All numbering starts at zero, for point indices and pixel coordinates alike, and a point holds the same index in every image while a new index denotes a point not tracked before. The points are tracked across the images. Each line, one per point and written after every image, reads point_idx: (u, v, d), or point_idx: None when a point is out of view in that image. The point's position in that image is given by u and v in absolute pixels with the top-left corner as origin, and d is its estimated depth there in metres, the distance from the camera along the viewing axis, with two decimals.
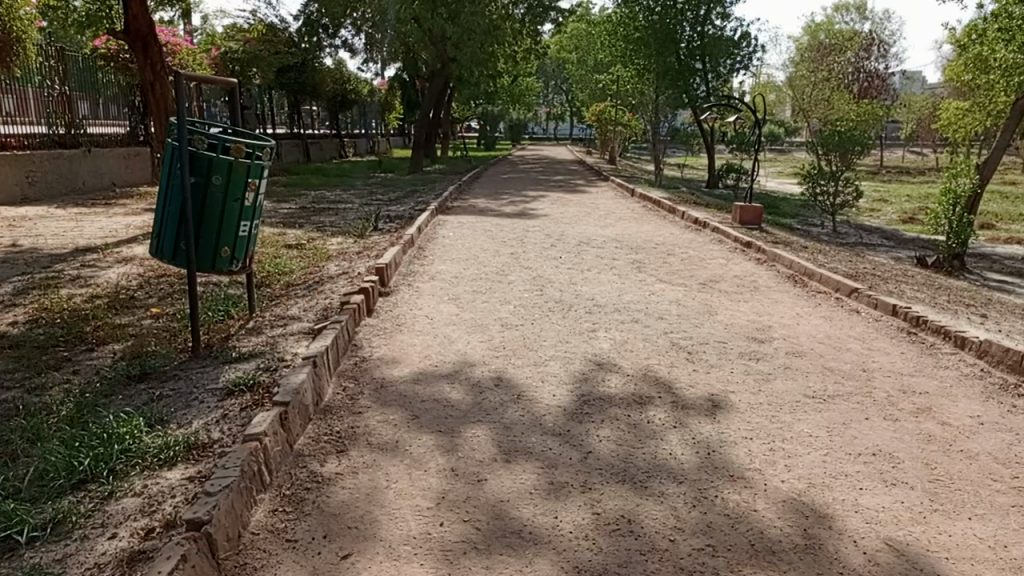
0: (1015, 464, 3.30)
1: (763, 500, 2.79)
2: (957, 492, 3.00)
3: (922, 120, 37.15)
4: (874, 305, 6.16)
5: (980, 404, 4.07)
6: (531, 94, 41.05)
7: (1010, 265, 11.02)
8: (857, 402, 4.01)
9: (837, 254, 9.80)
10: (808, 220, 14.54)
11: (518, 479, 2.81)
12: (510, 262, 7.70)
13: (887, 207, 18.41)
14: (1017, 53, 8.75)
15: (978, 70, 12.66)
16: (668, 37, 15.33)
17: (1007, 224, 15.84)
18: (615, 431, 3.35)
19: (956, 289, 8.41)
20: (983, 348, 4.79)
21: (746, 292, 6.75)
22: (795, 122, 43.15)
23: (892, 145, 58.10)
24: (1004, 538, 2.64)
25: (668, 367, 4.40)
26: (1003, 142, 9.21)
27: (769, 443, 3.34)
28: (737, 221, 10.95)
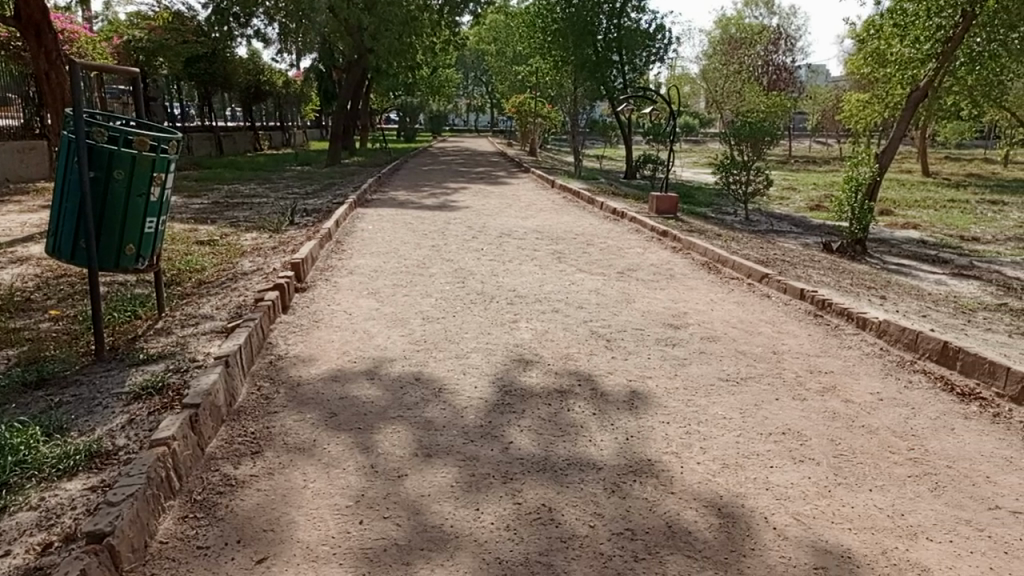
0: (911, 438, 3.50)
1: (678, 483, 2.86)
2: (858, 465, 3.15)
3: (827, 112, 38.80)
4: (783, 289, 6.40)
5: (879, 381, 4.30)
6: (452, 85, 40.91)
7: (907, 249, 11.66)
8: (768, 383, 4.17)
9: (750, 241, 10.16)
10: (722, 209, 15.03)
11: (438, 474, 2.79)
12: (431, 255, 7.66)
13: (796, 195, 19.18)
14: (909, 49, 9.11)
15: (877, 63, 13.29)
16: (584, 29, 15.61)
17: (904, 210, 16.74)
18: (535, 421, 3.37)
19: (858, 272, 8.84)
20: (882, 328, 5.06)
21: (662, 280, 6.93)
22: (709, 114, 44.52)
23: (800, 135, 60.53)
24: (902, 508, 2.80)
25: (588, 356, 4.46)
26: (901, 131, 9.64)
27: (685, 427, 3.43)
28: (654, 211, 11.20)
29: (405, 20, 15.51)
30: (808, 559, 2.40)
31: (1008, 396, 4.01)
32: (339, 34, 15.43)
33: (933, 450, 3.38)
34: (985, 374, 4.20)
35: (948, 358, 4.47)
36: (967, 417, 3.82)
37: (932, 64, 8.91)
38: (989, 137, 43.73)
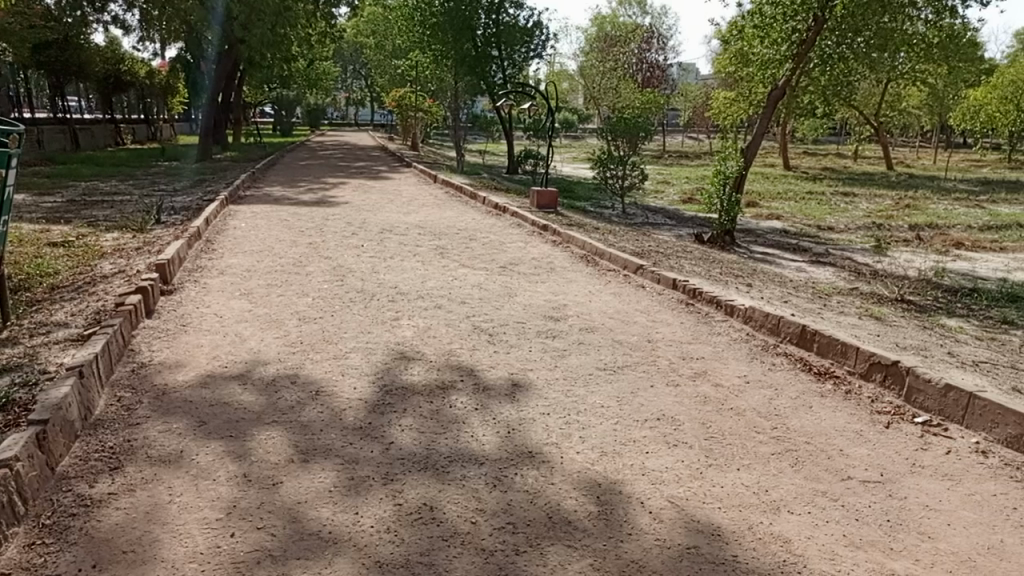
0: (774, 417, 3.70)
1: (558, 473, 2.89)
2: (727, 446, 3.30)
3: (697, 109, 40.59)
4: (657, 280, 6.64)
5: (746, 364, 4.53)
6: (330, 78, 39.85)
7: (770, 238, 12.37)
8: (644, 370, 4.31)
9: (626, 234, 10.48)
10: (601, 203, 15.44)
11: (315, 480, 2.69)
12: (308, 252, 7.42)
13: (670, 189, 19.93)
14: (770, 49, 9.59)
15: (741, 62, 13.97)
16: (464, 24, 15.58)
17: (768, 202, 17.73)
18: (416, 419, 3.32)
19: (727, 262, 9.29)
20: (748, 314, 5.33)
21: (542, 274, 7.02)
22: (587, 109, 45.54)
23: (673, 131, 62.99)
24: (766, 484, 2.97)
25: (470, 351, 4.45)
26: (763, 127, 10.18)
27: (565, 417, 3.48)
28: (534, 206, 11.33)
29: (277, 10, 14.94)
30: (681, 540, 2.49)
31: (858, 373, 4.33)
32: (206, 23, 14.67)
33: (794, 427, 3.59)
34: (838, 354, 4.51)
35: (806, 341, 4.77)
36: (823, 395, 4.08)
37: (788, 65, 9.46)
38: (841, 133, 47.13)
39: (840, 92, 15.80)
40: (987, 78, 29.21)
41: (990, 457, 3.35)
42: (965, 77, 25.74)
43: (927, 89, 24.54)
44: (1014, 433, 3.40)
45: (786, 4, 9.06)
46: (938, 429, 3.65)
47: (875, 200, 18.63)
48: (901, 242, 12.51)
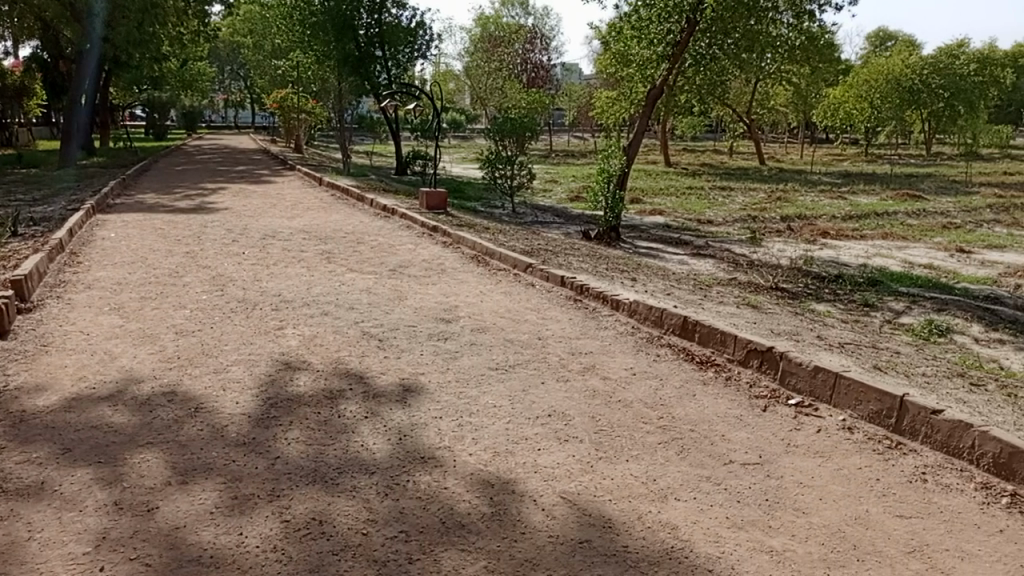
0: (660, 407, 3.82)
1: (452, 476, 2.86)
2: (616, 438, 3.37)
3: (582, 108, 41.49)
4: (546, 278, 6.73)
5: (632, 357, 4.65)
6: (205, 79, 38.17)
7: (654, 233, 12.80)
8: (535, 368, 4.34)
9: (516, 233, 10.57)
10: (491, 202, 15.52)
11: (195, 501, 2.54)
12: (186, 262, 7.06)
13: (558, 187, 20.28)
14: (647, 50, 9.86)
15: (620, 63, 14.37)
16: (345, 24, 15.29)
17: (652, 198, 18.32)
18: (304, 431, 3.20)
19: (614, 257, 9.53)
20: (633, 308, 5.48)
21: (433, 275, 6.97)
22: (475, 110, 45.66)
23: (559, 130, 64.12)
24: (654, 473, 3.05)
25: (360, 357, 4.35)
26: (643, 126, 10.50)
27: (457, 420, 3.45)
28: (424, 207, 11.24)
29: (144, 8, 14.14)
30: (574, 534, 2.51)
31: (736, 360, 4.52)
32: (64, 20, 13.70)
33: (679, 416, 3.71)
34: (717, 343, 4.70)
35: (688, 331, 4.95)
36: (705, 383, 4.25)
37: (664, 65, 9.79)
38: (716, 131, 49.36)
39: (713, 92, 16.53)
40: (845, 78, 31.35)
41: (855, 432, 3.58)
42: (825, 77, 27.53)
43: (792, 88, 26.07)
44: (876, 409, 3.65)
45: (660, 6, 9.36)
46: (809, 409, 3.86)
47: (749, 193, 19.62)
48: (773, 233, 13.23)
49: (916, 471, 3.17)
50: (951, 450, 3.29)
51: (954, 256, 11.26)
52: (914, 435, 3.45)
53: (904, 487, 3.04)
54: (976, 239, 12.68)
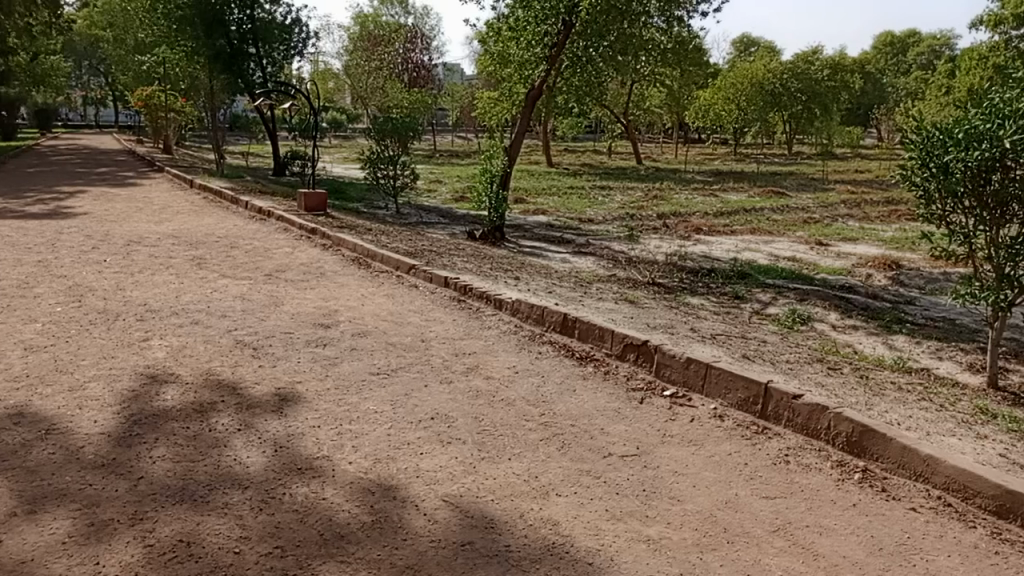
0: (542, 404, 3.85)
1: (330, 486, 2.77)
2: (499, 438, 3.38)
3: (464, 108, 41.54)
4: (429, 279, 6.67)
5: (514, 355, 4.68)
6: (59, 75, 35.47)
7: (537, 232, 12.96)
8: (417, 371, 4.28)
9: (399, 234, 10.43)
10: (373, 203, 15.26)
11: (45, 532, 2.34)
12: (37, 272, 6.51)
13: (442, 187, 20.19)
14: (525, 51, 9.96)
15: (500, 63, 14.48)
16: (214, 19, 14.57)
17: (535, 198, 18.57)
18: (170, 447, 3.01)
19: (498, 256, 9.58)
20: (515, 307, 5.52)
21: (312, 279, 6.76)
22: (356, 109, 44.79)
23: (442, 130, 63.87)
24: (537, 471, 3.07)
25: (232, 367, 4.14)
26: (523, 126, 10.61)
27: (336, 427, 3.35)
28: (303, 208, 10.89)
29: None
30: (456, 537, 2.49)
31: (614, 354, 4.63)
32: None
33: (560, 412, 3.76)
34: (596, 338, 4.80)
35: (568, 328, 5.03)
36: (585, 378, 4.33)
37: (543, 66, 9.91)
38: (596, 131, 50.69)
39: (591, 94, 16.94)
40: (713, 81, 32.91)
41: (726, 420, 3.74)
42: (696, 80, 28.80)
43: (666, 90, 27.10)
44: (744, 396, 3.83)
45: (537, 8, 9.46)
46: (683, 399, 4.01)
47: (627, 192, 20.22)
48: (651, 230, 13.70)
49: (780, 454, 3.35)
50: (810, 432, 3.49)
51: (814, 249, 12.03)
52: (778, 419, 3.65)
53: (770, 469, 3.20)
54: (832, 233, 13.61)
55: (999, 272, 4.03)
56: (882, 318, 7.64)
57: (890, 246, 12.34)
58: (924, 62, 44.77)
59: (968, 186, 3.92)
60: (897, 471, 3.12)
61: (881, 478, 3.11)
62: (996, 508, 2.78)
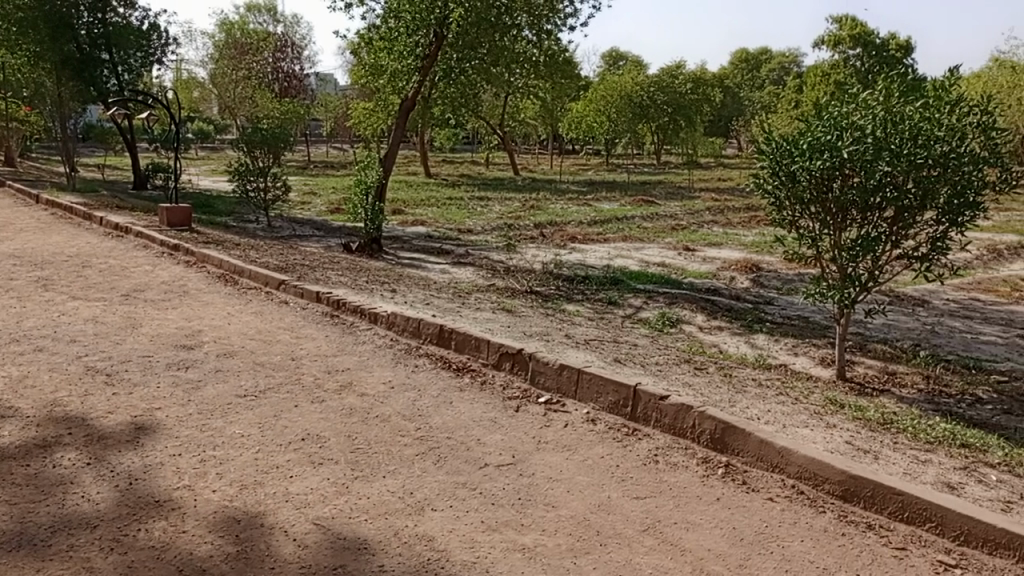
0: (417, 418, 3.80)
1: (191, 518, 2.61)
2: (373, 455, 3.29)
3: (339, 119, 40.70)
4: (300, 294, 6.45)
5: (390, 370, 4.59)
6: None
7: (415, 243, 12.86)
8: (288, 391, 4.11)
9: (271, 248, 10.05)
10: (243, 217, 14.65)
11: None
12: None
13: (317, 199, 19.65)
14: (397, 62, 9.81)
15: (371, 74, 14.29)
16: (61, 22, 13.52)
17: (413, 209, 18.44)
18: (7, 489, 2.74)
19: (374, 269, 9.41)
20: (390, 320, 5.43)
21: (173, 298, 6.39)
22: (224, 119, 43.02)
23: (317, 141, 62.35)
24: (412, 486, 3.01)
25: (82, 397, 3.83)
26: (397, 137, 10.48)
27: (198, 454, 3.16)
28: (164, 224, 10.29)
29: None
30: (326, 562, 2.40)
31: (490, 364, 4.65)
32: None
33: (436, 425, 3.72)
34: (472, 349, 4.80)
35: (444, 339, 5.00)
36: (461, 389, 4.31)
37: (415, 77, 9.84)
38: (473, 142, 51.02)
39: (466, 106, 17.02)
40: (585, 94, 33.87)
41: (599, 423, 3.82)
42: (568, 92, 29.54)
43: (539, 102, 27.62)
44: (615, 399, 3.92)
45: (406, 19, 9.34)
46: (557, 406, 4.06)
47: (505, 203, 20.44)
48: (528, 240, 13.91)
49: (649, 454, 3.46)
50: (677, 431, 3.62)
51: (682, 255, 12.59)
52: (647, 420, 3.76)
53: (639, 470, 3.29)
54: (699, 239, 14.29)
55: (843, 272, 4.35)
56: (744, 318, 8.09)
57: (751, 250, 13.11)
58: (775, 78, 48.04)
59: (813, 193, 4.20)
60: (756, 464, 3.29)
61: (742, 472, 3.26)
62: (843, 492, 2.97)
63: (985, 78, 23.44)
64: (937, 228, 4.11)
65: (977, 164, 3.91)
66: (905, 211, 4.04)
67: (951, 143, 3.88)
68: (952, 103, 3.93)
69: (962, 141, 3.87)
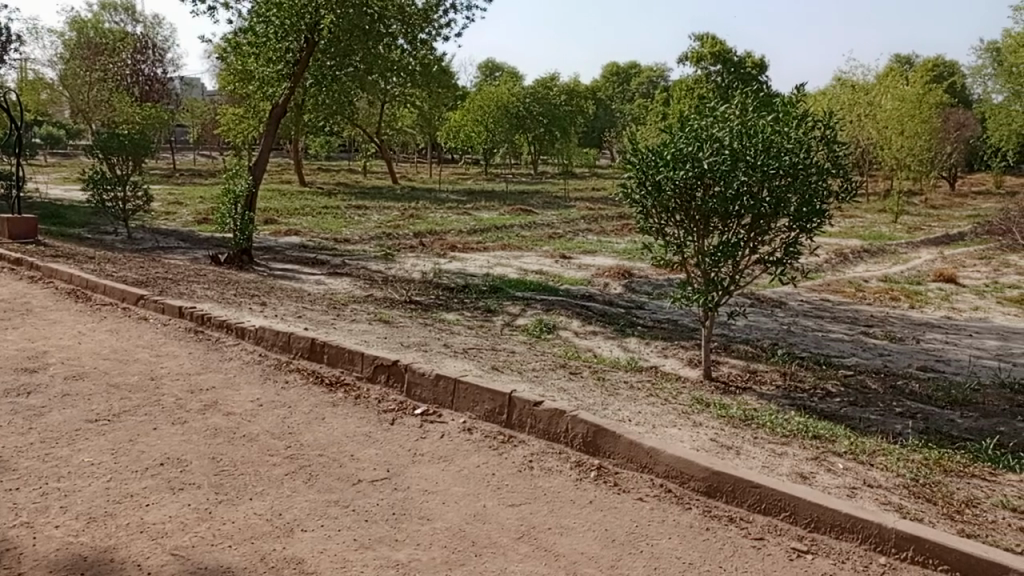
0: (288, 436, 3.65)
1: (30, 559, 2.39)
2: (239, 477, 3.13)
3: (206, 125, 38.82)
4: (161, 310, 6.07)
5: (259, 387, 4.39)
6: None
7: (289, 254, 12.44)
8: (146, 413, 3.85)
9: (129, 261, 9.43)
10: (100, 228, 13.67)
11: None
12: None
13: (182, 209, 18.64)
14: (266, 67, 9.37)
15: (240, 78, 13.69)
16: None
17: (287, 218, 17.85)
18: None
19: (244, 281, 9.02)
20: (259, 335, 5.20)
21: (15, 317, 5.85)
22: (76, 122, 40.04)
23: (182, 146, 59.25)
24: (280, 508, 2.88)
25: None
26: (268, 144, 10.08)
27: (40, 488, 2.90)
28: (7, 236, 9.43)
29: None
30: None
31: (365, 377, 4.54)
32: None
33: (307, 443, 3.59)
34: (346, 362, 4.67)
35: (316, 353, 4.84)
36: (334, 404, 4.18)
37: (287, 84, 9.51)
38: (350, 150, 50.12)
39: (340, 114, 16.66)
40: (462, 104, 34.00)
41: (475, 432, 3.80)
42: (445, 101, 29.54)
43: (417, 111, 27.47)
44: (490, 407, 3.92)
45: (275, 23, 8.89)
46: (434, 417, 4.02)
47: (383, 211, 20.13)
48: (407, 249, 13.77)
49: (525, 460, 3.48)
50: (552, 436, 3.67)
51: (559, 262, 12.84)
52: (522, 427, 3.78)
53: (515, 477, 3.31)
54: (575, 247, 14.63)
55: (706, 277, 4.55)
56: (617, 322, 8.34)
57: (624, 257, 13.56)
58: (642, 91, 50.09)
59: (677, 202, 4.38)
60: (627, 465, 3.37)
61: (614, 473, 3.34)
62: (707, 488, 3.10)
63: (829, 96, 25.41)
64: (789, 233, 4.39)
65: (821, 174, 4.21)
66: (760, 219, 4.29)
67: (799, 154, 4.15)
68: (798, 118, 4.21)
69: (808, 153, 4.16)
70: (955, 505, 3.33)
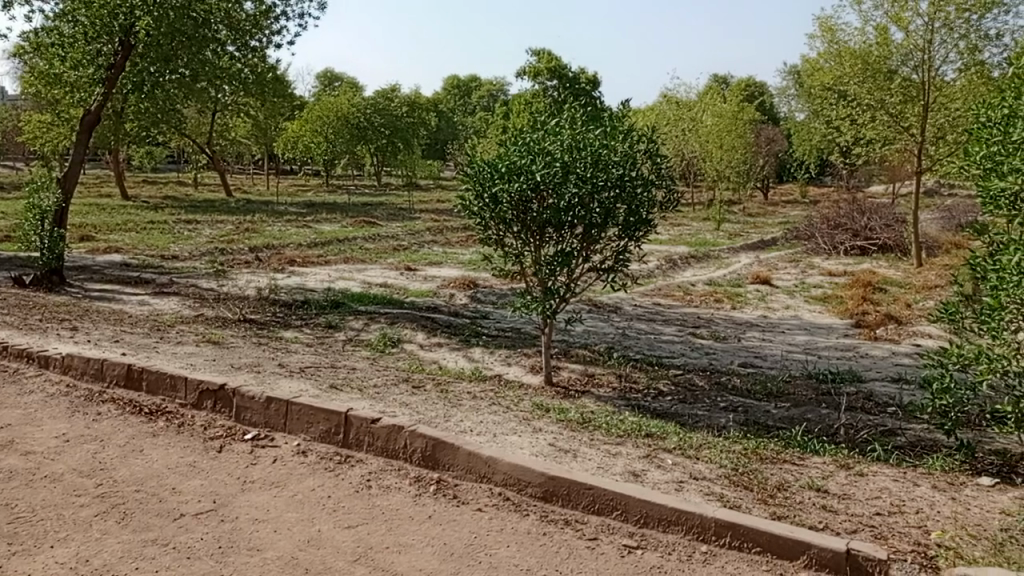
0: (98, 473, 3.33)
1: None
2: (38, 523, 2.81)
3: (8, 132, 35.03)
4: None
5: (66, 422, 3.98)
6: None
7: (107, 273, 11.45)
8: None
9: None
10: None
11: None
12: None
13: None
14: (74, 70, 8.53)
15: (44, 82, 12.42)
16: None
17: (105, 234, 16.43)
18: None
19: (53, 304, 8.19)
20: (66, 364, 4.71)
21: None
22: None
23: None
24: (87, 552, 2.62)
25: None
26: (79, 154, 9.19)
27: None
28: None
29: None
30: None
31: (189, 404, 4.23)
32: None
33: (121, 478, 3.29)
34: (167, 389, 4.33)
35: (133, 381, 4.45)
36: (154, 435, 3.86)
37: (99, 89, 8.71)
38: (178, 160, 47.04)
39: (163, 122, 15.55)
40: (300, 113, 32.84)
41: (310, 455, 3.65)
42: (282, 111, 28.45)
43: (251, 121, 26.28)
44: (326, 428, 3.78)
45: (84, 24, 8.08)
46: (265, 442, 3.82)
47: (216, 226, 19.03)
48: (242, 265, 13.07)
49: (362, 480, 3.37)
50: (390, 453, 3.59)
51: (403, 274, 12.69)
52: (360, 446, 3.67)
53: (351, 497, 3.20)
54: (420, 259, 14.51)
55: (543, 286, 4.65)
56: (461, 333, 8.36)
57: (468, 268, 13.64)
58: (483, 104, 50.73)
59: (514, 213, 4.44)
60: (466, 477, 3.36)
61: (453, 486, 3.32)
62: (544, 494, 3.15)
63: (656, 113, 26.98)
64: (619, 242, 4.58)
65: (645, 185, 4.42)
66: (591, 228, 4.44)
67: (625, 167, 4.34)
68: (625, 132, 4.39)
69: (634, 165, 4.35)
70: (769, 489, 3.60)
